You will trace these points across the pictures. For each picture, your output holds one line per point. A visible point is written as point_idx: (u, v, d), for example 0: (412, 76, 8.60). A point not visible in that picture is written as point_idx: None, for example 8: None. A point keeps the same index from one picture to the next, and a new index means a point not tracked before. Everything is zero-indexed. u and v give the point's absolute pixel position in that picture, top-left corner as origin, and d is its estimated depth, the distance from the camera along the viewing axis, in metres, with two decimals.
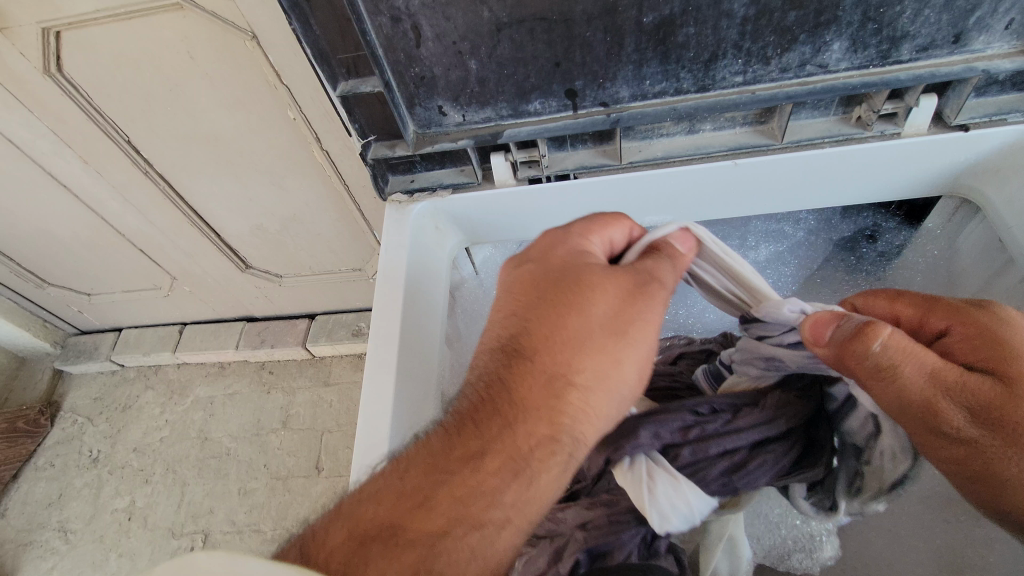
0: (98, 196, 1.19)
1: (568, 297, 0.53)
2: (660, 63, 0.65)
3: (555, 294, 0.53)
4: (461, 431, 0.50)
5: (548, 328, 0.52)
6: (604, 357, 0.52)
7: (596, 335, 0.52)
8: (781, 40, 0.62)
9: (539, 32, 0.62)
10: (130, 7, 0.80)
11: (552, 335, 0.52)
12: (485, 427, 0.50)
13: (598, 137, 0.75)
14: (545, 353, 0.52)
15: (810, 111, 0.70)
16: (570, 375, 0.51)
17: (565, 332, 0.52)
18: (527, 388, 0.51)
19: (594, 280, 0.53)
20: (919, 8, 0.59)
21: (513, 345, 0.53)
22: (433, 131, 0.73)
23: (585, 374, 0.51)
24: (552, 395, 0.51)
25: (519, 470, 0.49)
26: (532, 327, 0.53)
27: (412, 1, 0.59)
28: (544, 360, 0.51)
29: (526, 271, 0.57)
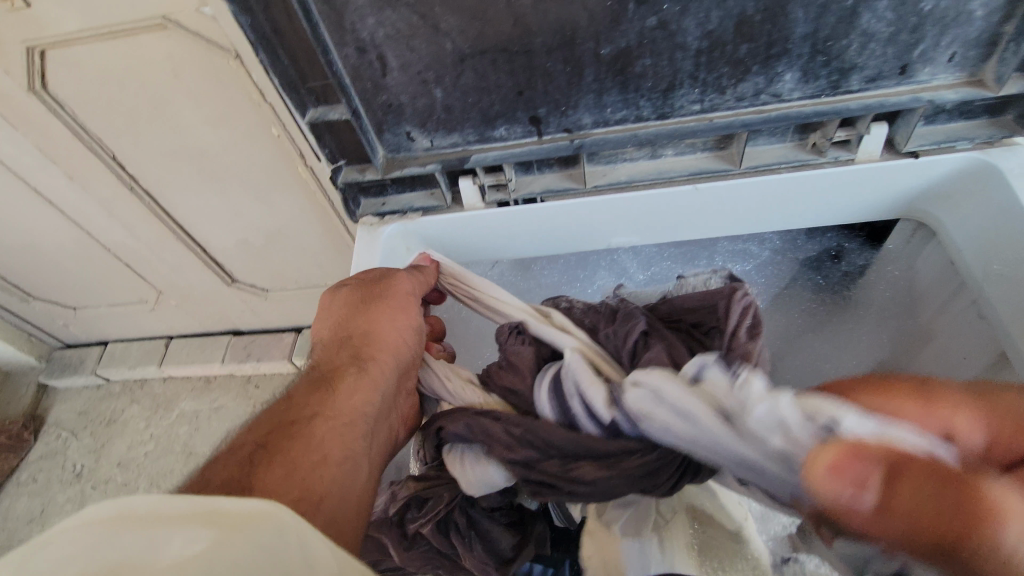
0: (82, 212, 1.20)
1: (381, 305, 0.65)
2: (620, 92, 0.67)
3: (369, 309, 0.65)
4: (282, 423, 0.53)
5: (366, 329, 0.64)
6: (401, 328, 0.65)
7: (401, 322, 0.65)
8: (735, 70, 0.65)
9: (501, 63, 0.64)
10: (115, 28, 0.82)
11: (371, 336, 0.63)
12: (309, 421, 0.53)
13: (564, 161, 0.77)
14: (365, 354, 0.62)
15: (766, 138, 0.72)
16: (368, 357, 0.62)
17: (370, 325, 0.64)
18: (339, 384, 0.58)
19: (395, 291, 0.67)
20: (865, 42, 0.61)
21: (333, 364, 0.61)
22: (402, 156, 0.75)
23: (395, 334, 0.64)
24: (358, 376, 0.59)
25: (331, 408, 0.56)
26: (358, 337, 0.63)
27: (376, 33, 0.61)
28: (367, 356, 0.62)
29: (343, 305, 0.67)
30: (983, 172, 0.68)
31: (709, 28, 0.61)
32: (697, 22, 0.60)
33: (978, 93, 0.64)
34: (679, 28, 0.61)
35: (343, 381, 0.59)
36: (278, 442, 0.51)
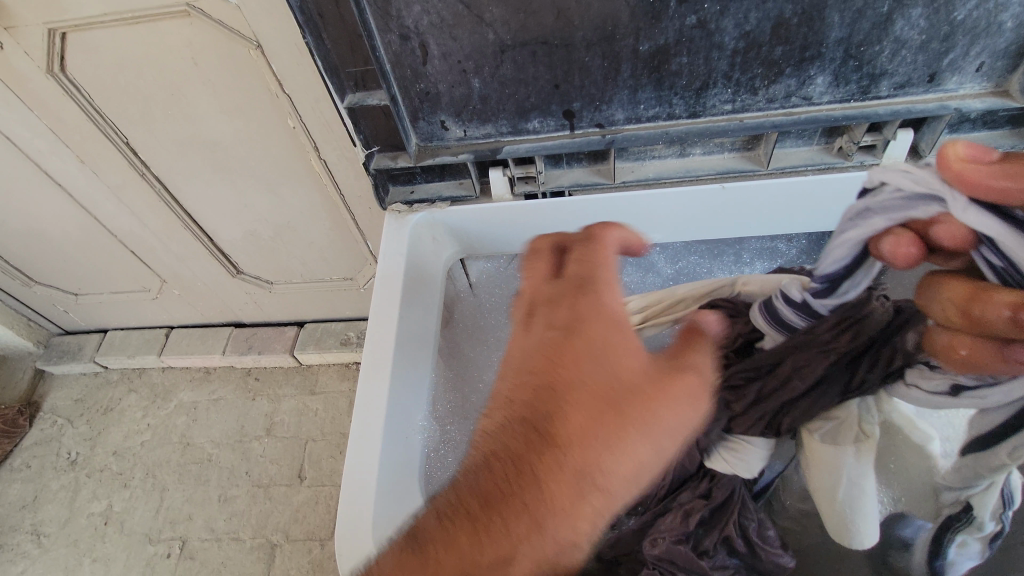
0: (93, 197, 1.19)
1: (624, 419, 0.47)
2: (655, 88, 0.68)
3: (614, 409, 0.47)
4: (479, 496, 0.47)
5: (564, 364, 0.49)
6: (591, 371, 0.49)
7: (596, 370, 0.48)
8: (768, 72, 0.66)
9: (540, 55, 0.65)
10: (138, 13, 0.83)
11: (586, 443, 0.47)
12: (559, 500, 0.46)
13: (593, 156, 0.78)
14: (576, 450, 0.47)
15: (793, 140, 0.74)
16: (600, 478, 0.47)
17: (574, 363, 0.49)
18: (556, 484, 0.46)
19: (653, 396, 0.47)
20: (897, 48, 0.63)
21: (545, 426, 0.48)
22: (434, 145, 0.76)
23: (602, 370, 0.48)
24: (578, 495, 0.46)
25: (544, 519, 0.46)
26: (570, 417, 0.48)
27: (421, 21, 0.62)
28: (586, 462, 0.47)
29: (550, 337, 0.51)
30: None
31: (747, 28, 0.62)
32: (735, 22, 0.61)
33: (1003, 103, 0.65)
34: (718, 27, 0.62)
35: (518, 424, 0.49)
36: (479, 514, 0.46)
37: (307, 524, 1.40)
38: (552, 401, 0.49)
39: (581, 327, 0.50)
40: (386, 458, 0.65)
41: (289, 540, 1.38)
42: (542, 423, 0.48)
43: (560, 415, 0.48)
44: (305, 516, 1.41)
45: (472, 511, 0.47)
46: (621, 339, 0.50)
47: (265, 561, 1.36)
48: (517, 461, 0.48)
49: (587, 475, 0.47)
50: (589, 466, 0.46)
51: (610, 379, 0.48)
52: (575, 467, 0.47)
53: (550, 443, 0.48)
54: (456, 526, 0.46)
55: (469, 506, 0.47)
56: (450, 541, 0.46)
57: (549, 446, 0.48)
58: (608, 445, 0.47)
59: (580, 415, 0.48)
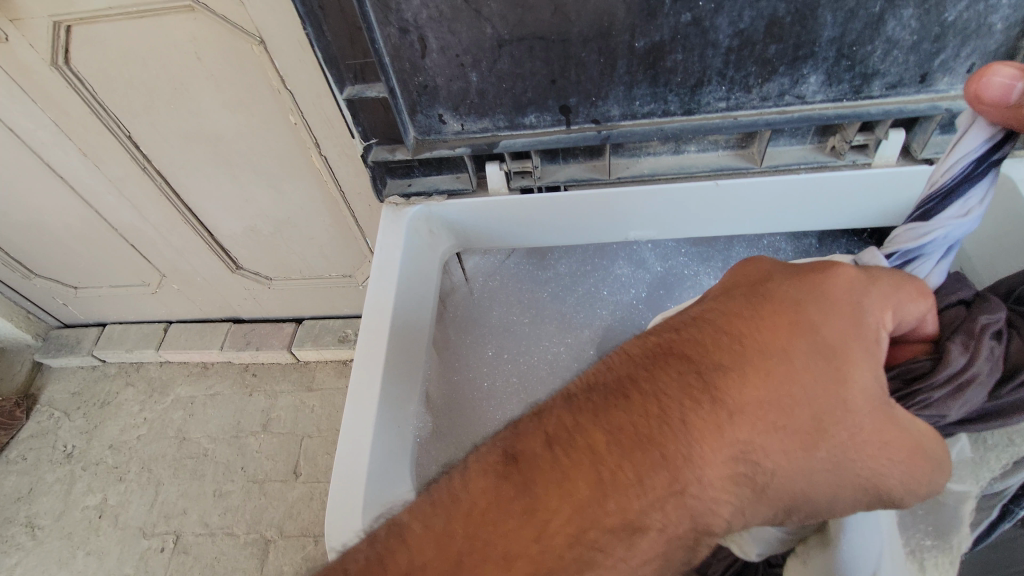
0: (94, 189, 1.20)
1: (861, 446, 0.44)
2: (650, 85, 0.69)
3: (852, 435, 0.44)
4: (568, 442, 0.45)
5: (715, 350, 0.46)
6: (802, 369, 0.44)
7: (809, 346, 0.44)
8: (762, 70, 0.67)
9: (537, 50, 0.66)
10: (142, 7, 0.83)
11: (832, 454, 0.44)
12: (646, 476, 0.44)
13: (589, 152, 0.79)
14: (815, 461, 0.45)
15: (787, 138, 0.75)
16: (741, 480, 0.45)
17: (745, 343, 0.46)
18: (700, 455, 0.44)
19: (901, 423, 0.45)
20: (888, 49, 0.64)
21: (714, 389, 0.45)
22: (432, 138, 0.76)
23: (820, 343, 0.44)
24: (724, 480, 0.45)
25: (636, 491, 0.44)
26: (797, 404, 0.44)
27: (420, 14, 0.63)
28: (805, 481, 0.45)
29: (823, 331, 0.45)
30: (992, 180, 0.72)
31: (741, 26, 0.63)
32: (729, 19, 0.62)
33: None
34: (712, 25, 0.63)
35: (742, 394, 0.44)
36: (533, 462, 0.45)
37: (302, 520, 1.41)
38: (715, 383, 0.45)
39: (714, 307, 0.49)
40: (378, 446, 0.66)
41: (284, 535, 1.39)
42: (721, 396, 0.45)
43: (764, 399, 0.44)
44: (300, 513, 1.42)
45: (553, 453, 0.45)
46: (835, 322, 0.45)
47: (258, 557, 1.36)
48: (633, 434, 0.45)
49: (778, 434, 0.44)
50: (749, 449, 0.44)
51: (826, 350, 0.44)
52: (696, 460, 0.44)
53: (718, 415, 0.44)
54: (529, 471, 0.45)
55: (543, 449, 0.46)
56: (525, 478, 0.44)
57: (670, 426, 0.45)
58: (753, 437, 0.44)
59: (760, 390, 0.44)
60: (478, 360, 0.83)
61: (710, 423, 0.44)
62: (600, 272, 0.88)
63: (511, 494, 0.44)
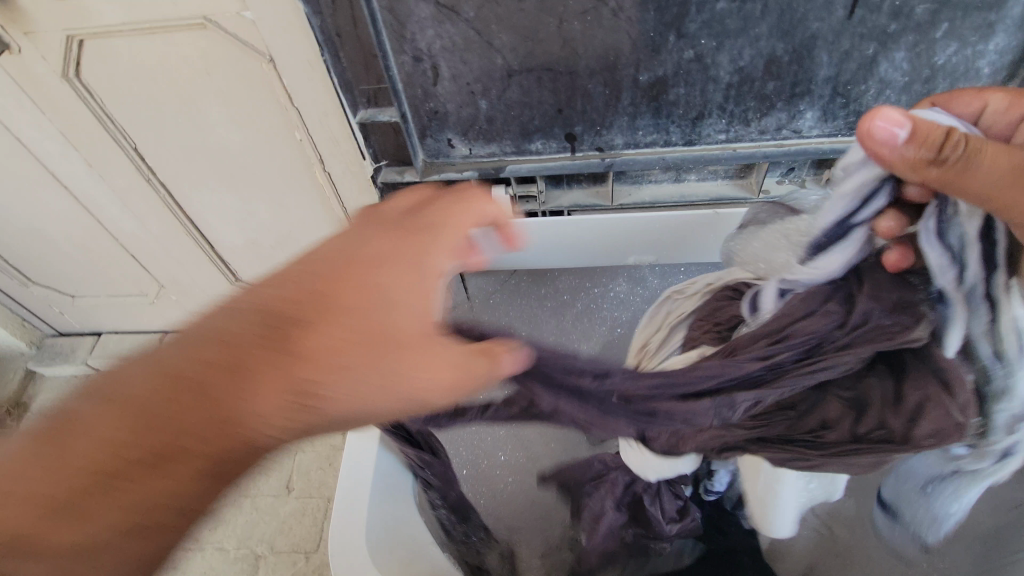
0: (99, 200, 1.22)
1: (386, 363, 0.43)
2: (653, 116, 0.72)
3: (389, 359, 0.43)
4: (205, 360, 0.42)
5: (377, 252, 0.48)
6: (383, 287, 0.46)
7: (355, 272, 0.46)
8: (760, 105, 0.70)
9: (545, 81, 0.69)
10: (157, 23, 0.86)
11: (325, 356, 0.42)
12: (251, 389, 0.41)
13: (593, 178, 0.81)
14: (300, 367, 0.42)
15: (784, 173, 0.78)
16: (304, 400, 0.42)
17: (367, 277, 0.46)
18: (264, 390, 0.41)
19: (405, 339, 0.44)
20: (881, 89, 0.67)
21: (284, 324, 0.43)
22: (440, 162, 0.79)
23: (375, 280, 0.46)
24: (290, 407, 0.42)
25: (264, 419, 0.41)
26: (394, 322, 0.45)
27: (434, 44, 0.66)
28: (303, 372, 0.42)
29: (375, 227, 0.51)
30: None
31: (741, 64, 0.66)
32: (730, 57, 0.65)
33: None
34: (713, 62, 0.66)
35: (350, 303, 0.45)
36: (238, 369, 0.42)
37: None
38: (330, 282, 0.46)
39: (349, 248, 0.49)
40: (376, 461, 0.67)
41: None
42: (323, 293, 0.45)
43: (391, 324, 0.45)
44: None
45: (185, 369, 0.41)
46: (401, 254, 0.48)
47: None
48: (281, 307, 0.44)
49: (280, 353, 0.42)
50: (333, 354, 0.43)
51: (378, 283, 0.46)
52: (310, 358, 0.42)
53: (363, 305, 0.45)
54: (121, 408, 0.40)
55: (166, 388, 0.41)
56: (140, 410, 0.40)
57: (298, 335, 0.43)
58: (346, 351, 0.43)
59: (361, 301, 0.45)
60: None
61: (370, 348, 0.44)
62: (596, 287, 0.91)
63: (207, 385, 0.41)
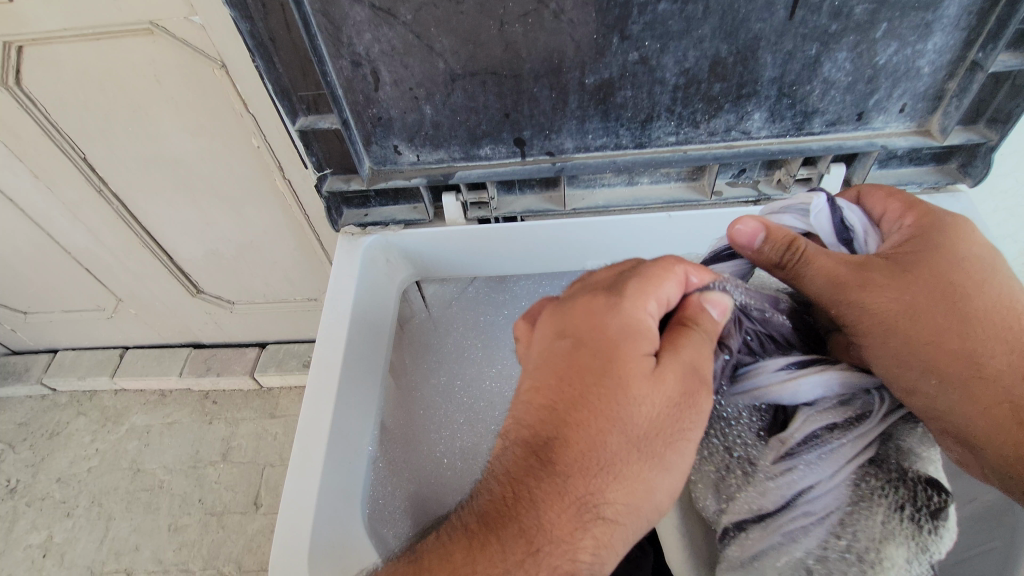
0: (47, 213, 1.16)
1: (624, 469, 0.48)
2: (601, 120, 0.70)
3: (600, 460, 0.48)
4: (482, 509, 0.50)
5: (595, 352, 0.50)
6: (652, 399, 0.49)
7: (692, 362, 0.51)
8: (708, 107, 0.69)
9: (490, 85, 0.67)
10: (99, 30, 0.82)
11: (594, 455, 0.48)
12: (540, 514, 0.48)
13: (544, 183, 0.80)
14: (583, 475, 0.48)
15: (737, 174, 0.77)
16: (602, 507, 0.48)
17: (591, 396, 0.49)
18: (557, 512, 0.48)
19: (633, 425, 0.48)
20: (826, 89, 0.67)
21: (550, 456, 0.49)
22: (387, 168, 0.76)
23: (637, 385, 0.49)
24: (580, 527, 0.48)
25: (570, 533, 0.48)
26: (588, 428, 0.49)
27: (373, 48, 0.64)
28: (579, 483, 0.48)
29: (568, 341, 0.52)
30: None
31: (687, 65, 0.65)
32: (675, 59, 0.64)
33: (925, 142, 0.70)
34: (659, 64, 0.65)
35: (648, 406, 0.49)
36: (490, 524, 0.49)
37: (262, 554, 1.35)
38: (584, 397, 0.49)
39: (571, 336, 0.52)
40: (328, 483, 0.64)
41: (242, 570, 1.33)
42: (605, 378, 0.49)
43: (671, 413, 0.49)
44: (260, 546, 1.36)
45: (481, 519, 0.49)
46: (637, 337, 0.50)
47: None
48: (512, 480, 0.49)
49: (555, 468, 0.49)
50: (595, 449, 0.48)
51: (652, 393, 0.49)
52: (609, 480, 0.48)
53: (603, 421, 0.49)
54: (454, 543, 0.49)
55: (470, 525, 0.50)
56: (445, 556, 0.48)
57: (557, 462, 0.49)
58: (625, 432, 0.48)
59: (596, 412, 0.49)
60: (428, 383, 0.84)
61: (632, 454, 0.48)
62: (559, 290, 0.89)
63: (536, 495, 0.48)
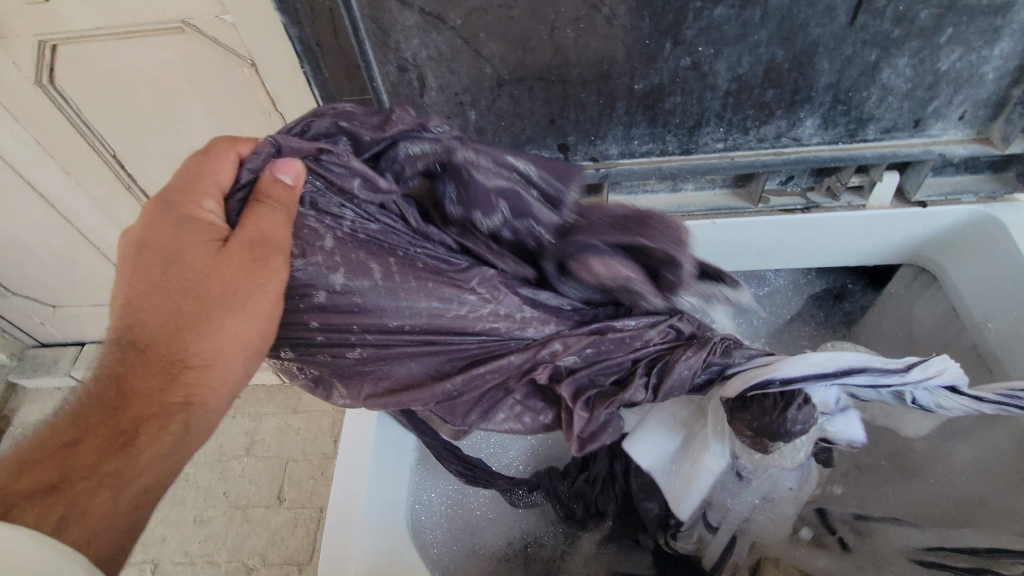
0: (78, 209, 1.17)
1: (180, 316, 0.40)
2: (649, 126, 0.69)
3: (171, 287, 0.40)
4: (99, 399, 0.38)
5: (164, 245, 0.41)
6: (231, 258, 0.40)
7: (189, 213, 0.41)
8: (759, 113, 0.67)
9: (537, 90, 0.66)
10: (132, 27, 0.82)
11: (203, 357, 0.40)
12: (151, 410, 0.38)
13: (588, 190, 0.79)
14: (175, 346, 0.40)
15: (784, 180, 0.77)
16: (191, 366, 0.40)
17: (174, 268, 0.40)
18: (144, 438, 0.38)
19: (187, 254, 0.40)
20: (884, 95, 0.65)
21: (146, 352, 0.39)
22: None
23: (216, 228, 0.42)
24: (161, 397, 0.39)
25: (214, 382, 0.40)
26: (147, 319, 0.40)
27: (420, 54, 0.63)
28: (175, 346, 0.40)
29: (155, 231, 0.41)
30: (984, 225, 0.72)
31: (740, 71, 0.63)
32: (728, 65, 0.63)
33: (985, 150, 0.67)
34: (711, 70, 0.63)
35: (133, 281, 0.40)
36: (134, 368, 0.39)
37: (286, 548, 1.32)
38: (189, 285, 0.40)
39: (158, 246, 0.41)
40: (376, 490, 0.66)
41: (267, 564, 1.30)
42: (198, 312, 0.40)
43: (204, 253, 0.41)
44: (284, 540, 1.33)
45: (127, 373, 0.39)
46: (190, 231, 0.41)
47: None
48: (122, 390, 0.38)
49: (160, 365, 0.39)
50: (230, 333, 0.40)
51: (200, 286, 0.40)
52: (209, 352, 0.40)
53: (200, 364, 0.40)
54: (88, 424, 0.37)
55: (108, 387, 0.38)
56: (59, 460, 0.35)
57: (176, 386, 0.39)
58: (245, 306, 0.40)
59: (221, 335, 0.40)
60: None
61: (187, 381, 0.39)
62: None
63: (139, 391, 0.39)
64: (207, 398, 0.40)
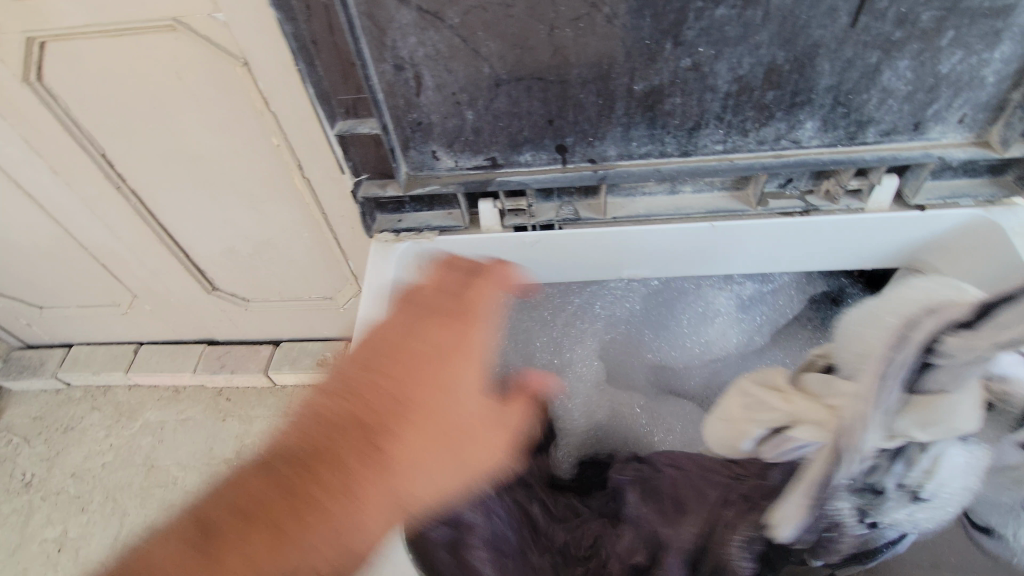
0: (67, 209, 1.15)
1: (429, 457, 0.55)
2: (647, 127, 0.68)
3: (414, 422, 0.55)
4: (308, 457, 0.54)
5: (416, 371, 0.58)
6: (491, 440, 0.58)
7: (465, 302, 0.64)
8: (759, 115, 0.67)
9: (535, 90, 0.65)
10: (123, 25, 0.80)
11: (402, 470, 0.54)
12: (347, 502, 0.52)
13: (584, 191, 0.78)
14: (384, 471, 0.53)
15: (783, 183, 0.76)
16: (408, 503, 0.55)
17: (443, 445, 0.56)
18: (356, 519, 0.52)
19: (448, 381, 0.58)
20: (884, 98, 0.64)
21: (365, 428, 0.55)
22: (424, 174, 0.74)
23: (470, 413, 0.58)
24: (381, 522, 0.53)
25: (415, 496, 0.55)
26: (398, 454, 0.54)
27: (416, 52, 0.62)
28: (388, 480, 0.54)
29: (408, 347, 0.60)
30: (981, 228, 0.72)
31: (740, 73, 0.63)
32: (728, 66, 0.62)
33: (985, 153, 0.67)
34: (711, 71, 0.63)
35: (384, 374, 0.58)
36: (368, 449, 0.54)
37: None
38: (422, 421, 0.55)
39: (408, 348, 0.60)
40: None
41: None
42: (372, 432, 0.55)
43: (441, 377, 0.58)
44: None
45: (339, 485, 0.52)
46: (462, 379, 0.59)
47: None
48: (338, 467, 0.53)
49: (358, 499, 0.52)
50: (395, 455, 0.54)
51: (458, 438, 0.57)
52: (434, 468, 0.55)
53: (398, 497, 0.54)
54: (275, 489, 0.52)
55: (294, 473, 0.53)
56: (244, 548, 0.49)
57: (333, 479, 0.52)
58: (430, 468, 0.55)
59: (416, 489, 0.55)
60: None
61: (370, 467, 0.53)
62: (596, 282, 0.87)
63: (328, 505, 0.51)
64: (387, 518, 0.53)
